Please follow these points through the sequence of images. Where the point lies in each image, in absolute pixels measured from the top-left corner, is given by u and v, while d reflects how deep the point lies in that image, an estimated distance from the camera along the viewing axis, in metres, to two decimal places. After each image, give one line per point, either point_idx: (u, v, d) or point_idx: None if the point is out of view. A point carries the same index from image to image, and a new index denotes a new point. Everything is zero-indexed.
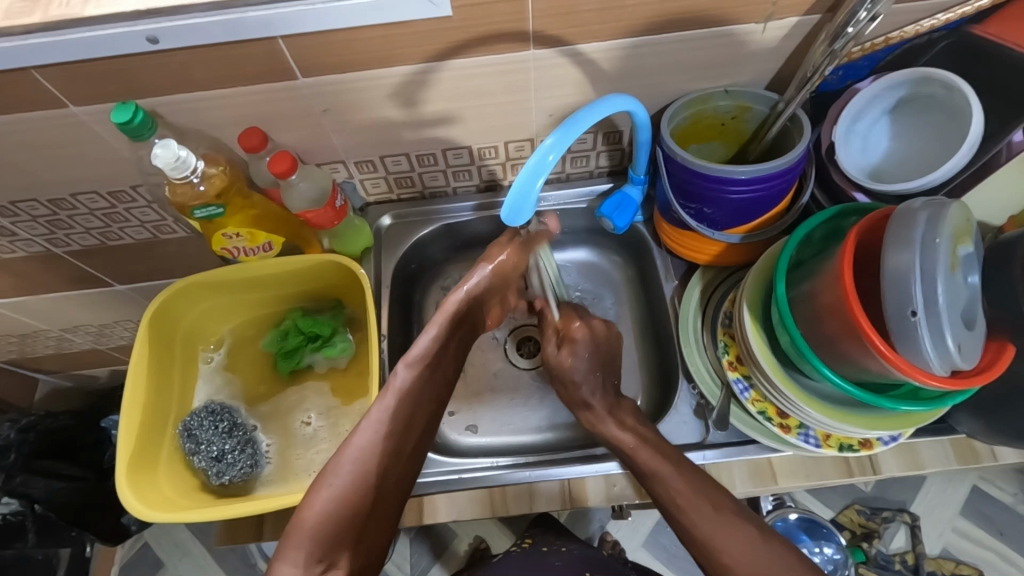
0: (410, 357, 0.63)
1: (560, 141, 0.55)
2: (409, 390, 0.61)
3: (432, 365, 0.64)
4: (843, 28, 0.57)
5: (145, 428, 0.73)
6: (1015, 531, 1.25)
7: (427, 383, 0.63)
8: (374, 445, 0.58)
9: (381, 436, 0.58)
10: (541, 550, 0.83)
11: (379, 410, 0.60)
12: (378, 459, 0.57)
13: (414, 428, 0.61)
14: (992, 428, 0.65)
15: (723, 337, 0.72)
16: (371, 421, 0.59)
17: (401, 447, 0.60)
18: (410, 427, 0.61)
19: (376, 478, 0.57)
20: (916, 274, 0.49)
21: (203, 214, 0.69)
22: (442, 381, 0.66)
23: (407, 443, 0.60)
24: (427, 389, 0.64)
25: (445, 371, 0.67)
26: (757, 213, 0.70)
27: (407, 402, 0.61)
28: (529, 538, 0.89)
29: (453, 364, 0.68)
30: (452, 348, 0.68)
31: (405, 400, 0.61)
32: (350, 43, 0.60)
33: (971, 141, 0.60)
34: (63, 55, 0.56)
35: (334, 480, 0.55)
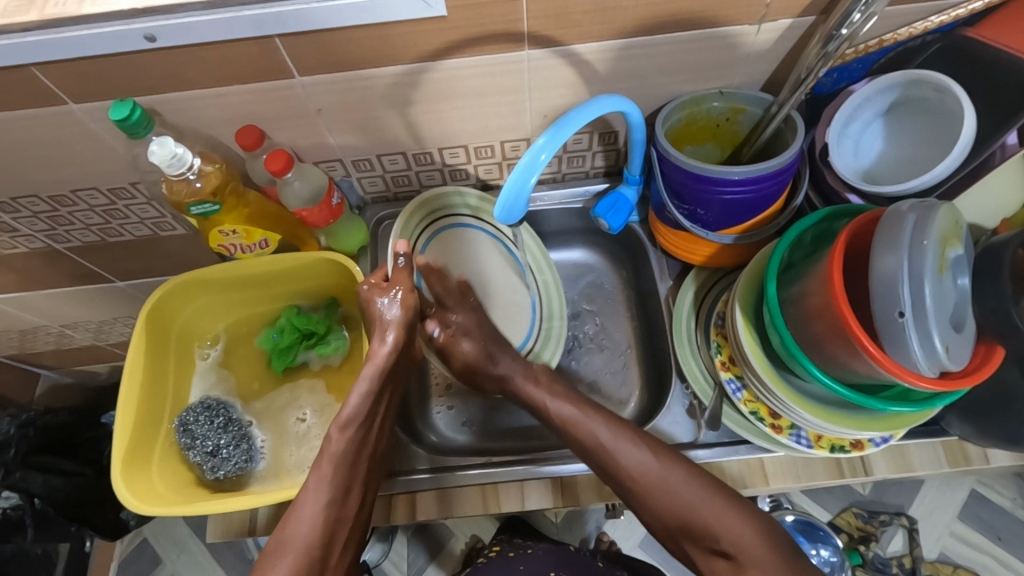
0: (340, 419, 0.62)
1: (552, 141, 0.55)
2: (345, 453, 0.61)
3: (365, 422, 0.63)
4: (837, 29, 0.57)
5: (139, 424, 0.74)
6: (1013, 536, 1.24)
7: (362, 440, 0.63)
8: (319, 517, 0.58)
9: (324, 508, 0.59)
10: (508, 555, 0.85)
11: (320, 477, 0.60)
12: (322, 528, 0.58)
13: (358, 486, 0.62)
14: (982, 431, 0.65)
15: (716, 337, 0.72)
16: (313, 496, 0.59)
17: (344, 510, 0.61)
18: (350, 493, 0.61)
19: (322, 544, 0.58)
20: (904, 276, 0.49)
21: (199, 210, 0.69)
22: (372, 434, 0.65)
23: (352, 503, 0.62)
24: (364, 448, 0.64)
25: (378, 422, 0.67)
26: (750, 214, 0.70)
27: (345, 464, 0.61)
28: (496, 545, 0.92)
29: (382, 415, 0.67)
30: (385, 397, 0.67)
31: (340, 468, 0.61)
32: (346, 43, 0.61)
33: (964, 142, 0.60)
34: (61, 52, 0.56)
35: (282, 559, 0.56)
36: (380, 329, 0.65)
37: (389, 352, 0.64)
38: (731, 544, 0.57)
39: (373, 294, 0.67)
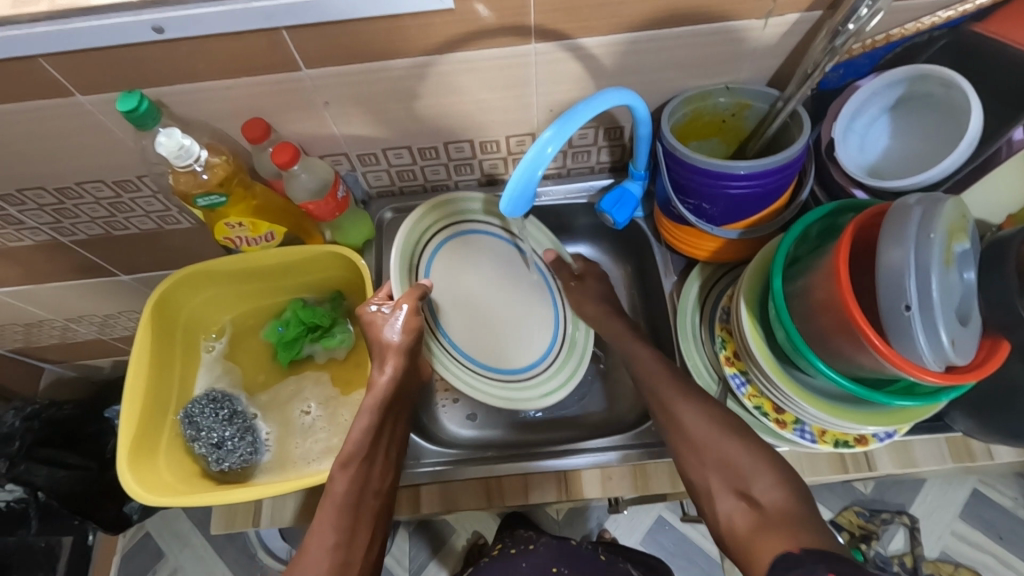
0: (342, 458, 0.64)
1: (558, 134, 0.55)
2: (347, 492, 0.62)
3: (369, 458, 0.64)
4: (844, 24, 0.57)
5: (146, 414, 0.74)
6: (1014, 536, 1.24)
7: (367, 477, 0.64)
8: (328, 553, 0.59)
9: (332, 546, 0.59)
10: (510, 552, 0.86)
11: (327, 518, 0.61)
12: (334, 568, 0.58)
13: (367, 523, 0.63)
14: (986, 428, 0.65)
15: (720, 332, 0.72)
16: (319, 535, 0.60)
17: (354, 546, 0.61)
18: (358, 531, 0.61)
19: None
20: (911, 270, 0.49)
21: (206, 202, 0.70)
22: (381, 474, 0.66)
23: (360, 543, 0.61)
24: (371, 485, 0.64)
25: (386, 461, 0.67)
26: (755, 209, 0.70)
27: (351, 504, 0.62)
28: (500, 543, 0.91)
29: (391, 455, 0.68)
30: (390, 433, 0.68)
31: (345, 506, 0.62)
32: (353, 36, 0.61)
33: (971, 137, 0.60)
34: (70, 43, 0.56)
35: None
36: (380, 358, 0.68)
37: (388, 382, 0.67)
38: (763, 494, 0.56)
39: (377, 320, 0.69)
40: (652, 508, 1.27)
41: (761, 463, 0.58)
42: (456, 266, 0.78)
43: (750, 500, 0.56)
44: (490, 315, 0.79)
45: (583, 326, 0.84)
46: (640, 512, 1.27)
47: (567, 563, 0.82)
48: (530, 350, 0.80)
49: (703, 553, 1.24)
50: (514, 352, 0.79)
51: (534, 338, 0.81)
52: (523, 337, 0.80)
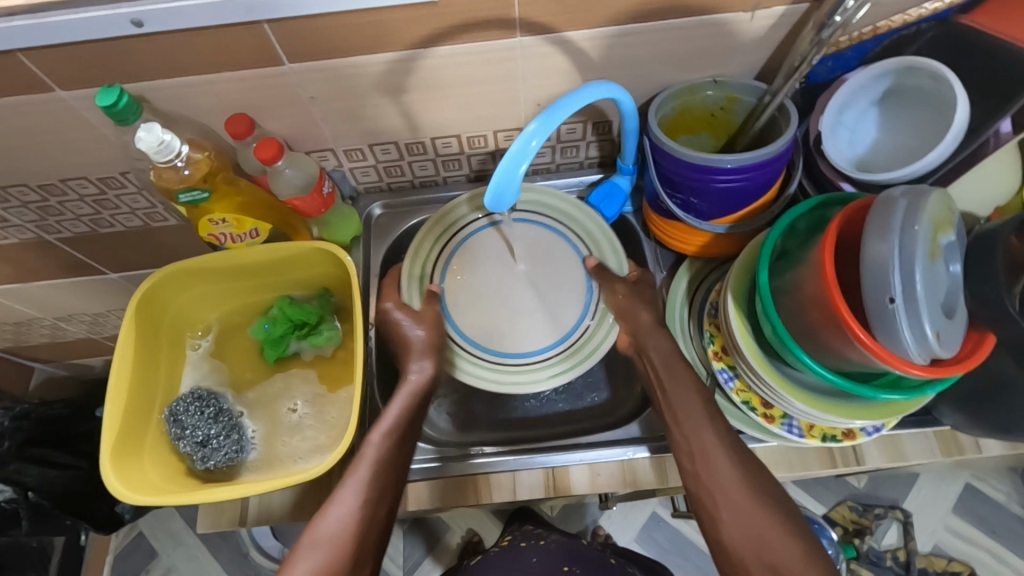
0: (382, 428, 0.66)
1: (542, 127, 0.54)
2: (383, 458, 0.64)
3: (404, 435, 0.67)
4: (830, 17, 0.56)
5: (130, 412, 0.73)
6: (1007, 530, 1.25)
7: (402, 449, 0.66)
8: (354, 514, 0.60)
9: (359, 505, 0.61)
10: (518, 547, 0.84)
11: (356, 482, 0.62)
12: (356, 526, 0.60)
13: (392, 491, 0.64)
14: (974, 421, 0.65)
15: (708, 327, 0.72)
16: (348, 494, 0.61)
17: (378, 508, 0.62)
18: (384, 497, 0.63)
19: (353, 543, 0.59)
20: (895, 262, 0.49)
21: (188, 198, 0.69)
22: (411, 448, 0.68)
23: (384, 505, 0.63)
24: (402, 456, 0.66)
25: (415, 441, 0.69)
26: (743, 203, 0.70)
27: (383, 470, 0.63)
28: (507, 538, 0.90)
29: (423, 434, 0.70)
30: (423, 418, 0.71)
31: (377, 470, 0.63)
32: (336, 29, 0.60)
33: (957, 130, 0.60)
34: (48, 37, 0.56)
35: (316, 555, 0.58)
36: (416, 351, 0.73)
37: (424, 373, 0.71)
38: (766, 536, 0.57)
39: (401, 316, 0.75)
40: (646, 504, 1.27)
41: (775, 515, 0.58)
42: (468, 251, 0.81)
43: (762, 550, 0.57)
44: (498, 299, 0.79)
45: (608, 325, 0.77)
46: (633, 508, 1.27)
47: (579, 563, 0.78)
48: (539, 337, 0.77)
49: (697, 549, 1.24)
50: (519, 338, 0.77)
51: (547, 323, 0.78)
52: (528, 325, 0.78)
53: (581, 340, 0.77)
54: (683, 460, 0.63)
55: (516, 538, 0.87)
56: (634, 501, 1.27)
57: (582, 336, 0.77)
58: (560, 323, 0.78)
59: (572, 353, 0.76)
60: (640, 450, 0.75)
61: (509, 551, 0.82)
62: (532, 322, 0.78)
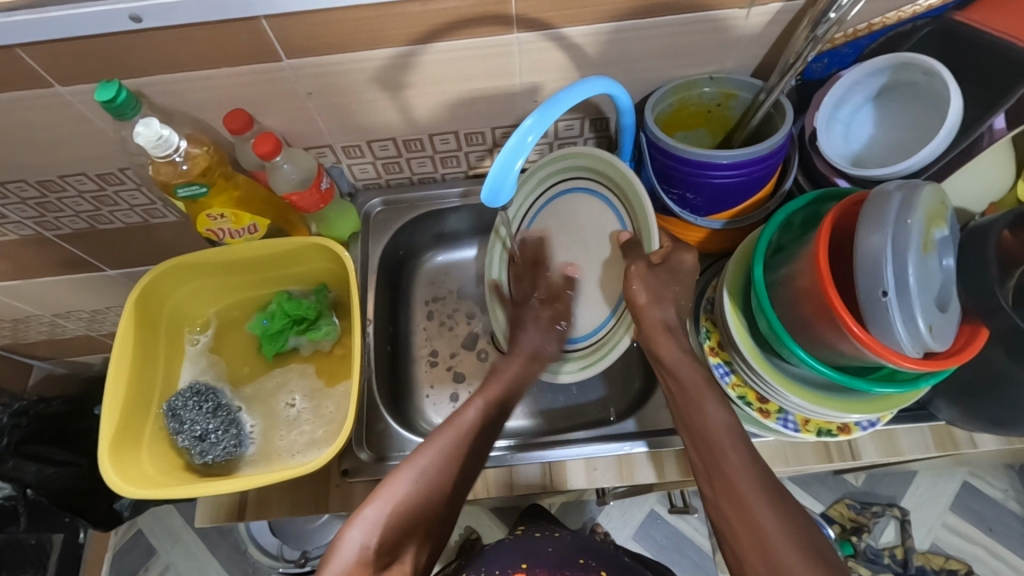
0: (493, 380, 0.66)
1: (539, 122, 0.55)
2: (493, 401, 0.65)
3: (504, 401, 0.66)
4: (825, 14, 0.56)
5: (128, 405, 0.74)
6: (1004, 528, 1.25)
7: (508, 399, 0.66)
8: (434, 466, 0.58)
9: (445, 458, 0.59)
10: (534, 536, 0.80)
11: (443, 442, 0.60)
12: (437, 476, 0.58)
13: (475, 459, 0.62)
14: (969, 415, 0.65)
15: (705, 323, 0.72)
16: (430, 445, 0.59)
17: (463, 465, 0.60)
18: (469, 460, 0.61)
19: (433, 492, 0.57)
20: (889, 255, 0.49)
21: (186, 192, 0.69)
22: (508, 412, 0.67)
23: (467, 465, 0.61)
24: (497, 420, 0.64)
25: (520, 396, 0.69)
26: (738, 199, 0.70)
27: (475, 432, 0.62)
28: (522, 527, 0.87)
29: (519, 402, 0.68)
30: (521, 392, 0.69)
31: (468, 429, 0.62)
32: (332, 24, 0.60)
33: (951, 125, 0.60)
34: (46, 32, 0.56)
35: (400, 488, 0.56)
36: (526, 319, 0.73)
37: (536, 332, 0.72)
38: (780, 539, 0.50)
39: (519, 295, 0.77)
40: (644, 502, 1.28)
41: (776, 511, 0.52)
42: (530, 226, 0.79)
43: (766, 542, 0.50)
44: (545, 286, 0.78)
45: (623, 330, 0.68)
46: (631, 506, 1.28)
47: (590, 554, 0.75)
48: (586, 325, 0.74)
49: (694, 546, 1.25)
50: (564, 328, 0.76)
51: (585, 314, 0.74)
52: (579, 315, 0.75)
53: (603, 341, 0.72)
54: (709, 489, 0.56)
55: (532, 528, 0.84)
56: (631, 499, 1.27)
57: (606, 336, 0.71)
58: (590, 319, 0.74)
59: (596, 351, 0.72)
60: (639, 445, 0.75)
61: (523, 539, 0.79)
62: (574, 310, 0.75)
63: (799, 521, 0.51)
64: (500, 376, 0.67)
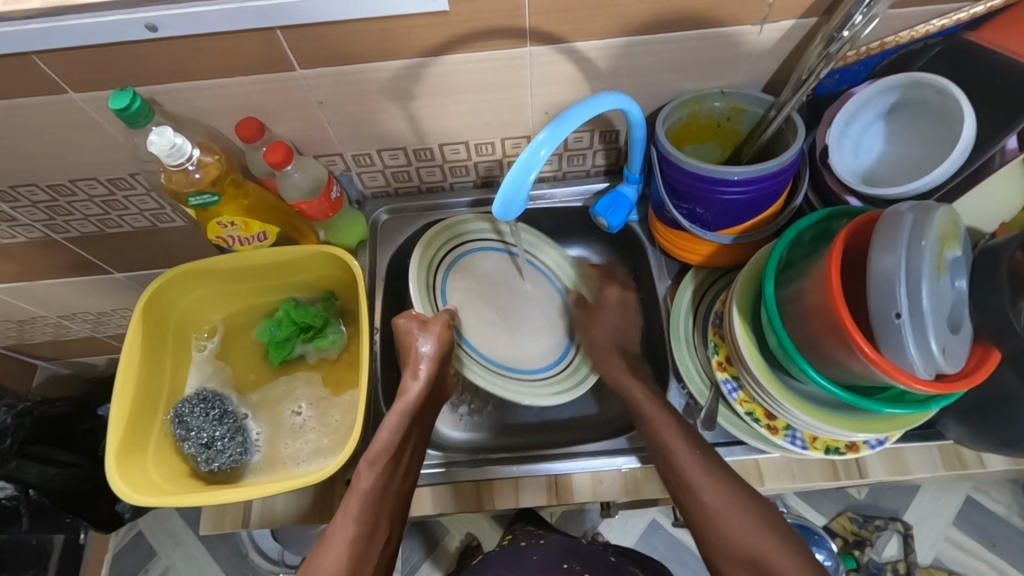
0: (372, 454, 0.63)
1: (551, 137, 0.55)
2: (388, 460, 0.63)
3: (395, 459, 0.64)
4: (838, 31, 0.57)
5: (134, 413, 0.74)
6: (1008, 544, 1.24)
7: (397, 467, 0.64)
8: (344, 552, 0.57)
9: (350, 542, 0.58)
10: (520, 545, 0.79)
11: (352, 526, 0.59)
12: (347, 564, 0.57)
13: (385, 525, 0.61)
14: (979, 435, 0.65)
15: (713, 337, 0.72)
16: (340, 528, 0.59)
17: (375, 536, 0.60)
18: (376, 531, 0.60)
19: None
20: (901, 277, 0.49)
21: (198, 201, 0.69)
22: (409, 465, 0.66)
23: (375, 543, 0.60)
24: (393, 485, 0.63)
25: (411, 450, 0.67)
26: (749, 214, 0.70)
27: (377, 503, 0.61)
28: (509, 535, 0.86)
29: (416, 446, 0.68)
30: (416, 437, 0.68)
31: (367, 502, 0.61)
32: (346, 35, 0.60)
33: (963, 146, 0.60)
34: (62, 40, 0.56)
35: None
36: (412, 365, 0.69)
37: (420, 389, 0.68)
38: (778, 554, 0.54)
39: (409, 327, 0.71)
40: (646, 512, 1.27)
41: (747, 505, 0.58)
42: (473, 261, 0.86)
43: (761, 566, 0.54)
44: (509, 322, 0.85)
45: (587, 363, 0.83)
46: (633, 515, 1.27)
47: (579, 557, 0.74)
48: (540, 355, 0.84)
49: (695, 557, 1.24)
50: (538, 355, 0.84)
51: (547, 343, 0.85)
52: (532, 345, 0.84)
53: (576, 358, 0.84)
54: (694, 522, 0.59)
55: (518, 537, 0.83)
56: (634, 508, 1.26)
57: (577, 358, 0.84)
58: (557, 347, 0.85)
59: (570, 372, 0.83)
60: (630, 459, 0.75)
61: (510, 550, 0.79)
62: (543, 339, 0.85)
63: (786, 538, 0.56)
64: (382, 433, 0.65)
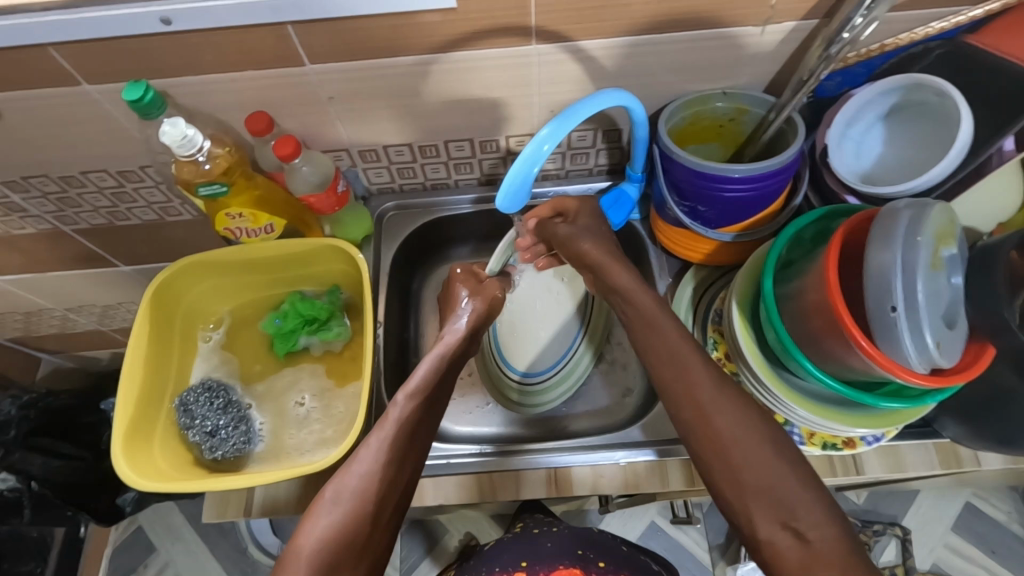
0: (409, 389, 0.65)
1: (555, 132, 0.57)
2: (420, 392, 0.65)
3: (430, 398, 0.66)
4: (839, 33, 0.58)
5: (141, 400, 0.75)
6: (1007, 550, 1.24)
7: (428, 412, 0.65)
8: (376, 472, 0.57)
9: (381, 464, 0.58)
10: (533, 532, 0.79)
11: (382, 446, 0.60)
12: (377, 486, 0.57)
13: (414, 456, 0.61)
14: (976, 434, 0.66)
15: (713, 334, 0.74)
16: (371, 453, 0.59)
17: (404, 464, 0.60)
18: (406, 461, 0.60)
19: (375, 503, 0.56)
20: (898, 271, 0.50)
21: (207, 191, 0.70)
22: (438, 410, 0.67)
23: (403, 476, 0.60)
24: (426, 424, 0.64)
25: (442, 402, 0.68)
26: (750, 213, 0.71)
27: (410, 434, 0.61)
28: (521, 522, 0.85)
29: (449, 395, 0.69)
30: (448, 383, 0.70)
31: (403, 432, 0.61)
32: (358, 31, 0.62)
33: (960, 146, 0.61)
34: (79, 32, 0.57)
35: (341, 502, 0.55)
36: (456, 312, 0.77)
37: (456, 340, 0.72)
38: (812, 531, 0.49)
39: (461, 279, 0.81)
40: (646, 514, 1.28)
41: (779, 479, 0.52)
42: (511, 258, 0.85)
43: (799, 536, 0.50)
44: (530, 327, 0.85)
45: (582, 367, 0.86)
46: (632, 516, 1.28)
47: (590, 547, 0.75)
48: (541, 360, 0.84)
49: (693, 559, 1.24)
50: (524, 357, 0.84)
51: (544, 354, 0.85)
52: (539, 351, 0.84)
53: (555, 379, 0.84)
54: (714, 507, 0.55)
55: (530, 524, 0.82)
56: (634, 509, 1.27)
57: (572, 360, 0.85)
58: (556, 351, 0.85)
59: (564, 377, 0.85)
60: (645, 453, 0.75)
61: (523, 536, 0.78)
62: (530, 347, 0.85)
63: (824, 501, 0.51)
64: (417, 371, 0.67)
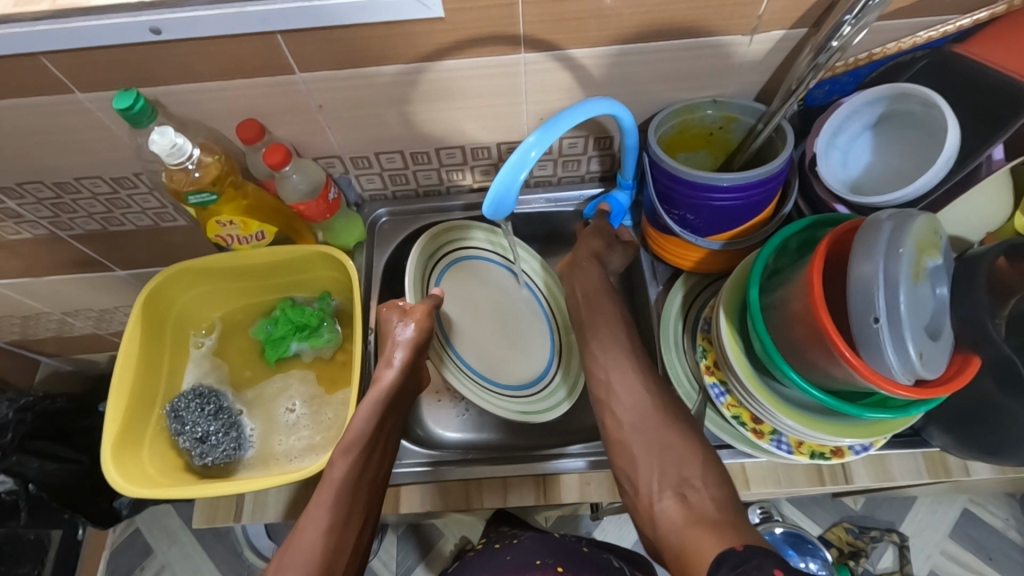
0: (343, 444, 0.64)
1: (542, 140, 0.56)
2: (350, 441, 0.64)
3: (367, 449, 0.65)
4: (828, 41, 0.58)
5: (132, 406, 0.75)
6: (1004, 556, 1.24)
7: (368, 463, 0.64)
8: (318, 544, 0.57)
9: (325, 530, 0.58)
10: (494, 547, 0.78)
11: (327, 510, 0.60)
12: (321, 555, 0.57)
13: (359, 514, 0.61)
14: (964, 443, 0.65)
15: (702, 342, 0.73)
16: (313, 520, 0.59)
17: (346, 526, 0.60)
18: (351, 522, 0.60)
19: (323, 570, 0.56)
20: (879, 284, 0.50)
21: (197, 200, 0.71)
22: (381, 465, 0.66)
23: (348, 539, 0.60)
24: (368, 475, 0.64)
25: (385, 447, 0.67)
26: (737, 222, 0.71)
27: (349, 490, 0.62)
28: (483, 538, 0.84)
29: (391, 446, 0.69)
30: (389, 426, 0.69)
31: (342, 492, 0.61)
32: (348, 41, 0.62)
33: (946, 156, 0.61)
34: (70, 42, 0.58)
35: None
36: (388, 353, 0.70)
37: (394, 375, 0.69)
38: None
39: (391, 316, 0.72)
40: None
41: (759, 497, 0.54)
42: (475, 267, 0.86)
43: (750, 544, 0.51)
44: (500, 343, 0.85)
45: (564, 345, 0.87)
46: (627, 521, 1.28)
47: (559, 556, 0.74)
48: (532, 360, 0.85)
49: None
50: (505, 369, 0.84)
51: (524, 367, 0.85)
52: (521, 357, 0.85)
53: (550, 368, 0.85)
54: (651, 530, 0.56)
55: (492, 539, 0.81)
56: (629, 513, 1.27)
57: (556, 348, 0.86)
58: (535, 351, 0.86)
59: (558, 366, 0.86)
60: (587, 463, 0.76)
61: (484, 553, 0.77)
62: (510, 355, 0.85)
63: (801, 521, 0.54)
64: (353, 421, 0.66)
